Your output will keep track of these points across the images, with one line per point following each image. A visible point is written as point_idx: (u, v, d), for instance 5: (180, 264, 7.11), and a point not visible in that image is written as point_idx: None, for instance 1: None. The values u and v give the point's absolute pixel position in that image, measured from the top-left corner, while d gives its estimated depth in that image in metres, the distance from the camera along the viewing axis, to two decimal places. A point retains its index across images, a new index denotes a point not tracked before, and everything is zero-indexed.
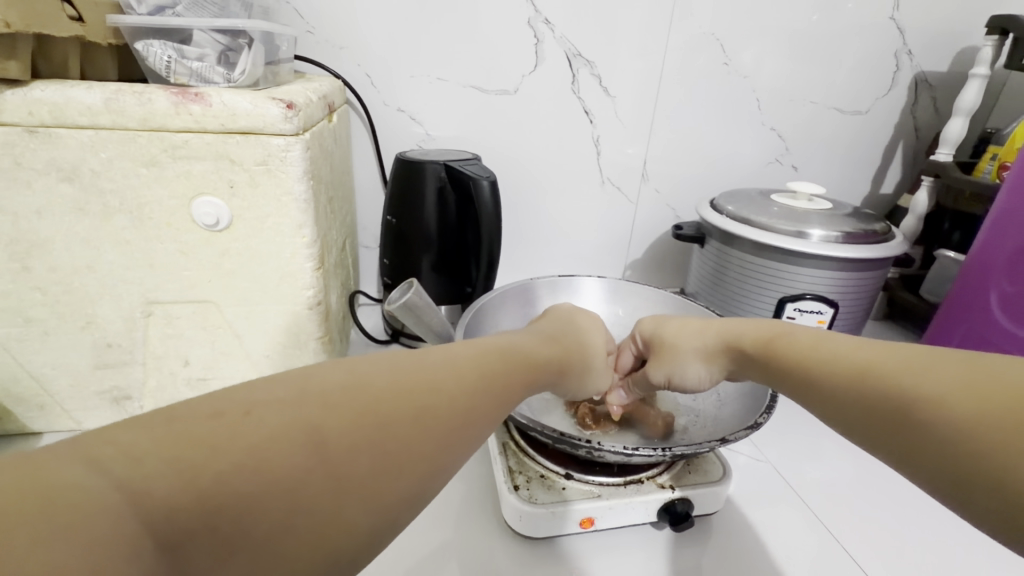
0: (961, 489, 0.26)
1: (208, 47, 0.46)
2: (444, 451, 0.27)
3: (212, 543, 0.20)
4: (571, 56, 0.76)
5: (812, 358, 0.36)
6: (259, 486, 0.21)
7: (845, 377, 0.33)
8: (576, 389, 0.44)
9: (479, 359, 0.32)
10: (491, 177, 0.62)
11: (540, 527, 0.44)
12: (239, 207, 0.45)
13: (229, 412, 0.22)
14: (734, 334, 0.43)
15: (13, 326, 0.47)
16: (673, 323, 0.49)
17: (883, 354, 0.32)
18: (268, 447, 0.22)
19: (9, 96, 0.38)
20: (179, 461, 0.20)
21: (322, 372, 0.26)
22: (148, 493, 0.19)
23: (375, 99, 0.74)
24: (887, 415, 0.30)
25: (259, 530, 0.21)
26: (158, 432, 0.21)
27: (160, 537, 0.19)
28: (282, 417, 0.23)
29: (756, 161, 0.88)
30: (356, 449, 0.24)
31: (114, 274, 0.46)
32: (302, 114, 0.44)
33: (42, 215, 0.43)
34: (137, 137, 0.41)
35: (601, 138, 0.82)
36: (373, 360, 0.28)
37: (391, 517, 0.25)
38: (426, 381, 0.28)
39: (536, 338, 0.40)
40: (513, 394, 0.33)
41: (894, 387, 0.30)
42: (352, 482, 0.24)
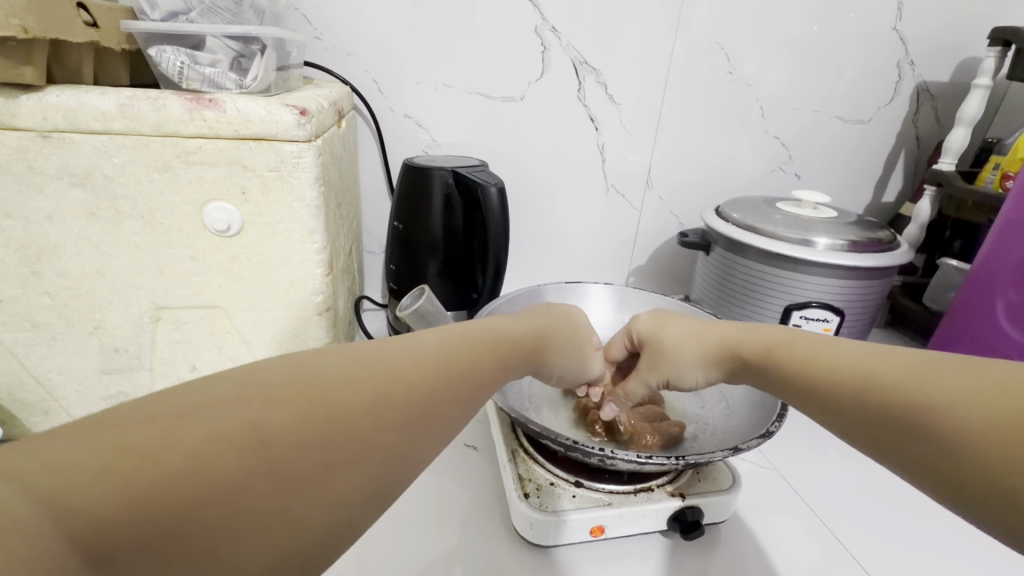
0: (963, 497, 0.27)
1: (221, 53, 0.46)
2: (406, 442, 0.27)
3: (150, 553, 0.19)
4: (577, 63, 0.76)
5: (809, 367, 0.35)
6: (198, 490, 0.21)
7: (845, 384, 0.33)
8: (560, 366, 0.43)
9: (440, 346, 0.32)
10: (499, 183, 0.62)
11: (551, 535, 0.44)
12: (251, 213, 0.45)
13: (162, 416, 0.22)
14: (731, 344, 0.42)
15: (20, 331, 0.46)
16: (671, 323, 0.48)
17: (886, 359, 0.32)
18: (208, 448, 0.21)
19: (24, 102, 0.38)
20: (108, 469, 0.20)
21: (267, 369, 0.26)
22: (75, 507, 0.18)
23: (382, 105, 0.74)
24: (885, 417, 0.30)
25: (201, 538, 0.20)
26: (86, 442, 0.20)
27: (94, 551, 0.18)
28: (223, 418, 0.23)
29: (760, 169, 0.88)
30: (305, 444, 0.24)
31: (123, 279, 0.46)
32: (315, 120, 0.44)
33: (54, 220, 0.43)
34: (150, 143, 0.41)
35: (605, 145, 0.82)
36: (324, 355, 0.28)
37: (350, 512, 0.24)
38: (380, 372, 0.28)
39: (508, 318, 0.39)
40: (482, 379, 0.33)
41: (893, 393, 0.30)
42: (306, 478, 0.23)
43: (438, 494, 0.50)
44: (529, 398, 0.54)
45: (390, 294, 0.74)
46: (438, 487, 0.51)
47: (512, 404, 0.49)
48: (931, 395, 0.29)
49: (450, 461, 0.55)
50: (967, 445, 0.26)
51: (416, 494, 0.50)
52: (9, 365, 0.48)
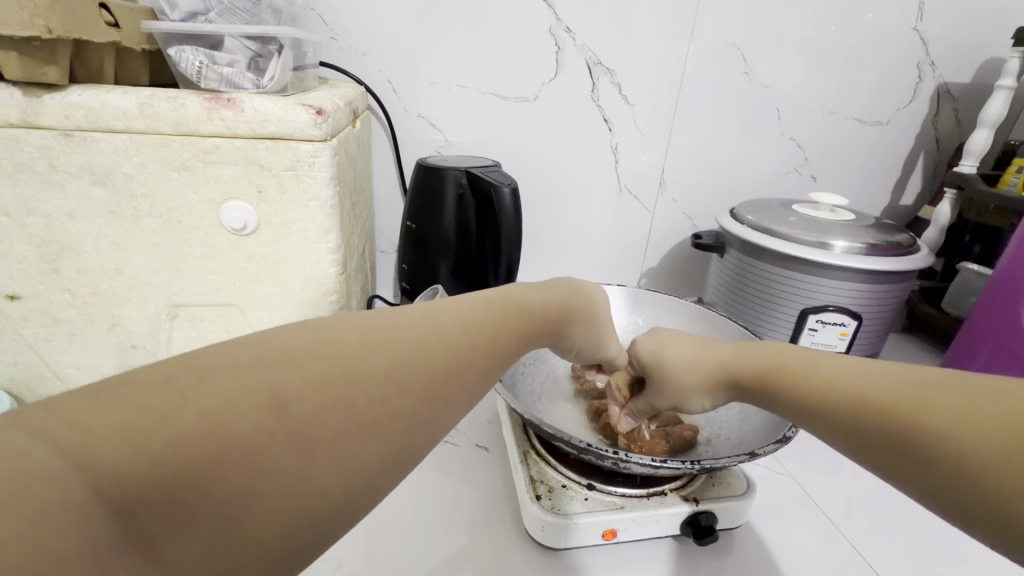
0: (972, 519, 0.26)
1: (238, 52, 0.46)
2: (426, 412, 0.26)
3: (172, 511, 0.18)
4: (591, 64, 0.76)
5: (809, 389, 0.34)
6: (216, 451, 0.19)
7: (846, 403, 0.32)
8: (580, 338, 0.40)
9: (461, 317, 0.30)
10: (512, 184, 0.62)
11: (563, 538, 0.43)
12: (267, 212, 0.45)
13: (180, 375, 0.20)
14: (728, 367, 0.40)
15: (41, 327, 0.47)
16: (672, 342, 0.45)
17: (880, 376, 0.31)
18: (225, 410, 0.20)
19: (47, 100, 0.39)
20: (127, 424, 0.18)
21: (284, 332, 0.24)
22: (97, 461, 0.17)
23: (396, 105, 0.74)
24: (888, 445, 0.30)
25: (221, 499, 0.19)
26: (102, 398, 0.19)
27: (114, 504, 0.17)
28: (241, 379, 0.21)
29: (775, 171, 0.87)
30: (323, 410, 0.22)
31: (142, 276, 0.46)
32: (331, 119, 0.44)
33: (74, 218, 0.43)
34: (170, 142, 0.41)
35: (618, 146, 0.82)
36: (344, 320, 0.26)
37: (368, 478, 0.23)
38: (399, 341, 0.26)
39: (528, 285, 0.36)
40: (504, 351, 0.31)
41: (897, 417, 0.29)
42: (323, 443, 0.22)
43: (448, 494, 0.50)
44: (541, 396, 0.54)
45: (403, 294, 0.74)
46: (448, 487, 0.51)
47: (525, 406, 0.49)
48: (932, 417, 0.28)
49: (461, 461, 0.55)
50: (970, 472, 0.26)
51: (427, 494, 0.50)
52: (29, 360, 0.48)
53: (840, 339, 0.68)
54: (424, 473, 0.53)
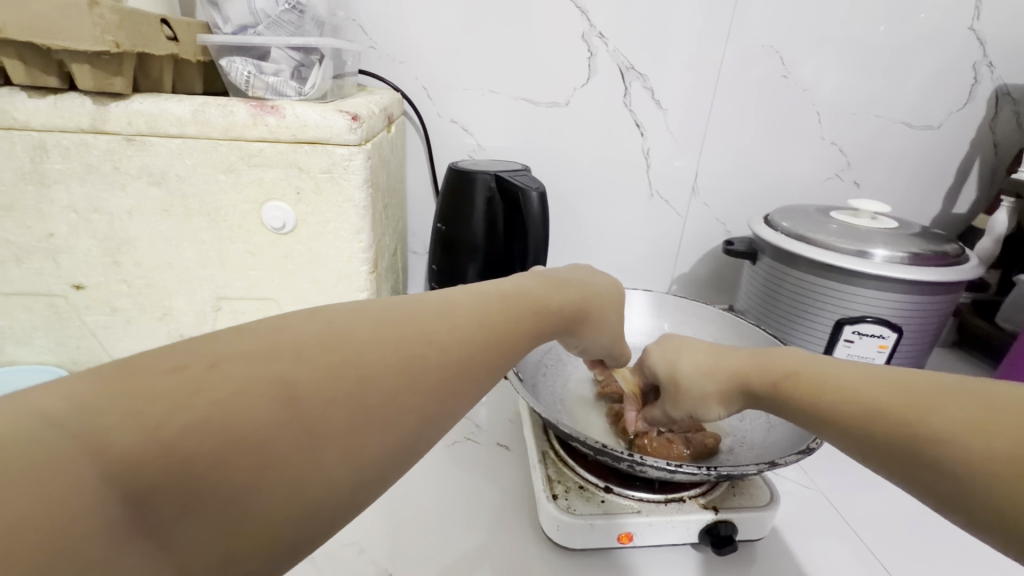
0: (971, 521, 0.26)
1: (284, 62, 0.50)
2: (434, 406, 0.27)
3: (179, 500, 0.19)
4: (624, 69, 0.76)
5: (818, 397, 0.33)
6: (226, 440, 0.20)
7: (855, 413, 0.31)
8: (589, 339, 0.40)
9: (473, 312, 0.30)
10: (540, 188, 0.63)
11: (578, 538, 0.43)
12: (304, 212, 0.48)
13: (192, 364, 0.21)
14: (743, 374, 0.39)
15: (101, 315, 0.51)
16: (686, 355, 0.44)
17: (890, 384, 0.31)
18: (235, 400, 0.21)
19: (112, 108, 0.43)
20: (140, 412, 0.19)
21: (295, 324, 0.25)
22: (109, 446, 0.18)
23: (431, 110, 0.77)
24: (903, 455, 0.28)
25: (228, 490, 0.20)
26: (117, 385, 0.20)
27: (126, 490, 0.18)
28: (252, 371, 0.22)
29: (816, 177, 0.85)
30: (331, 402, 0.23)
31: (190, 271, 0.50)
32: (365, 125, 0.46)
33: (133, 215, 0.47)
34: (218, 146, 0.45)
35: (651, 150, 0.82)
36: (356, 314, 0.27)
37: (374, 469, 0.24)
38: (408, 335, 0.27)
39: (545, 282, 0.36)
40: (515, 347, 0.32)
41: (902, 423, 0.29)
42: (330, 435, 0.23)
43: (468, 491, 0.51)
44: (561, 397, 0.54)
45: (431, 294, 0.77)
46: (469, 484, 0.52)
47: (545, 407, 0.49)
48: (944, 428, 0.27)
49: (483, 459, 0.56)
50: (971, 476, 0.26)
51: (448, 490, 0.51)
52: (90, 345, 0.53)
53: (878, 351, 0.65)
54: (444, 469, 0.54)
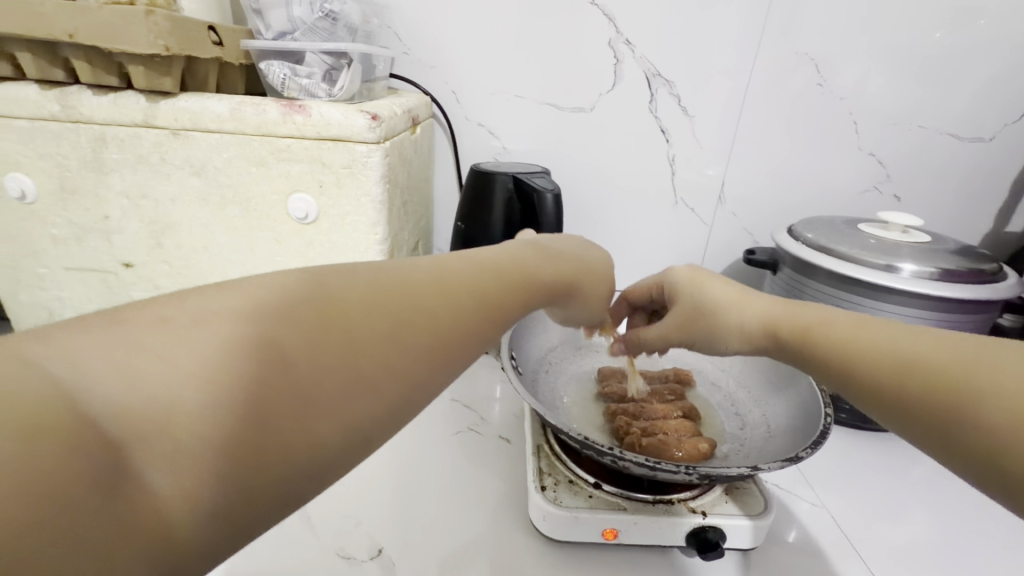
0: (990, 484, 0.27)
1: (317, 66, 0.54)
2: (425, 371, 0.27)
3: (168, 451, 0.19)
4: (650, 76, 0.77)
5: (853, 354, 0.34)
6: (215, 395, 0.21)
7: (889, 371, 0.32)
8: (576, 311, 0.42)
9: (466, 280, 0.31)
10: (555, 190, 0.65)
11: (563, 530, 0.44)
12: (326, 205, 0.51)
13: (177, 321, 0.22)
14: (770, 319, 0.40)
15: (145, 292, 0.57)
16: (711, 279, 0.45)
17: (932, 346, 0.31)
18: (223, 356, 0.22)
19: (162, 106, 0.48)
20: (125, 366, 0.20)
21: (284, 285, 0.26)
22: (95, 397, 0.19)
23: (459, 114, 0.80)
24: (932, 415, 0.29)
25: (219, 442, 0.20)
26: (102, 338, 0.20)
27: (111, 440, 0.19)
28: (238, 329, 0.23)
29: (852, 189, 0.82)
30: (322, 360, 0.24)
31: (223, 255, 0.54)
32: (385, 124, 0.49)
33: (176, 202, 0.52)
34: (251, 141, 0.49)
35: (676, 157, 0.82)
36: (347, 276, 0.27)
37: (365, 429, 0.25)
38: (401, 300, 0.28)
39: (538, 253, 0.37)
40: (504, 319, 0.32)
41: (937, 384, 0.29)
42: (320, 393, 0.24)
43: (467, 479, 0.53)
44: (560, 393, 0.55)
45: None
46: (468, 473, 0.54)
47: (541, 401, 0.50)
48: (980, 391, 0.27)
49: (485, 450, 0.57)
50: (1000, 440, 0.26)
51: (448, 476, 0.53)
52: None
53: None
54: (447, 457, 0.56)
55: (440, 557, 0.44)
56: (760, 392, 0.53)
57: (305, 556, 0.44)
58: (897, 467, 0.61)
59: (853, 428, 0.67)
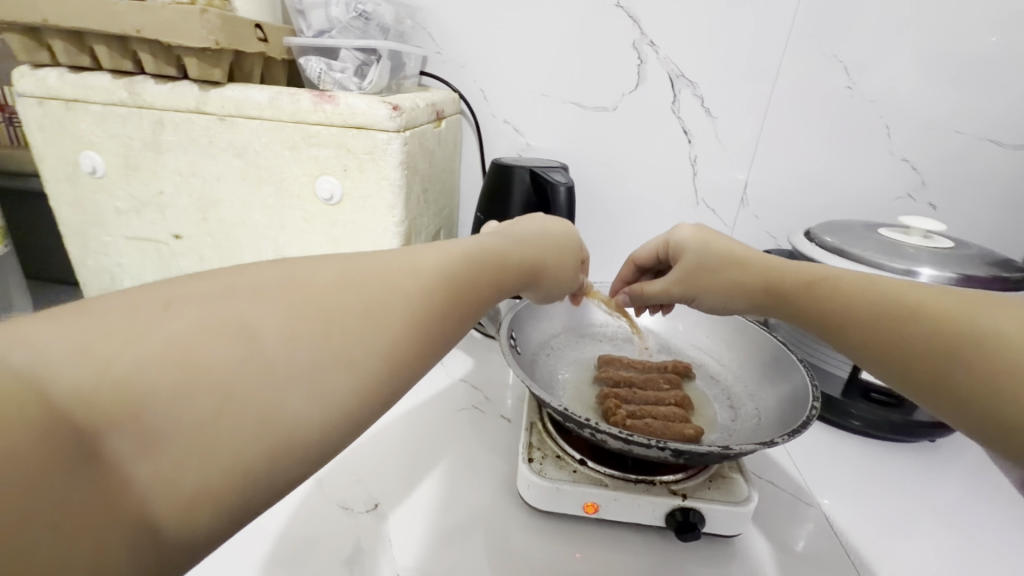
0: (968, 423, 0.32)
1: (350, 61, 0.59)
2: (395, 351, 0.30)
3: (140, 431, 0.21)
4: (673, 77, 0.78)
5: (853, 309, 0.39)
6: (184, 377, 0.23)
7: (886, 325, 0.37)
8: (548, 289, 0.46)
9: (433, 267, 0.34)
10: (569, 183, 0.68)
11: (545, 500, 0.46)
12: (349, 187, 0.56)
13: (147, 307, 0.24)
14: (770, 279, 0.45)
15: (191, 261, 0.63)
16: (716, 240, 0.49)
17: (923, 297, 0.36)
18: (191, 341, 0.24)
19: (212, 94, 0.54)
20: (94, 351, 0.21)
21: (252, 276, 0.28)
22: (65, 380, 0.20)
23: (486, 111, 0.83)
24: (921, 364, 0.34)
25: (189, 421, 0.22)
26: (71, 327, 0.22)
27: (81, 419, 0.20)
28: (206, 315, 0.25)
29: (883, 195, 0.80)
30: (290, 342, 0.26)
31: (259, 231, 0.60)
32: (405, 115, 0.53)
33: (220, 181, 0.58)
34: (286, 127, 0.54)
35: (698, 158, 0.82)
36: (314, 266, 0.30)
37: (338, 407, 0.27)
38: (370, 288, 0.30)
39: (505, 241, 0.41)
40: (471, 304, 0.35)
41: (928, 336, 0.34)
42: (290, 373, 0.26)
43: (464, 451, 0.56)
44: (558, 374, 0.57)
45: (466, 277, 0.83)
46: (467, 446, 0.57)
47: (537, 381, 0.53)
48: (965, 341, 0.32)
49: (485, 427, 0.60)
50: (980, 385, 0.31)
51: (448, 447, 0.56)
52: None
53: None
54: (449, 430, 0.59)
55: (429, 516, 0.47)
56: (754, 386, 0.55)
57: (308, 505, 0.48)
58: (907, 477, 0.59)
59: (865, 436, 0.64)
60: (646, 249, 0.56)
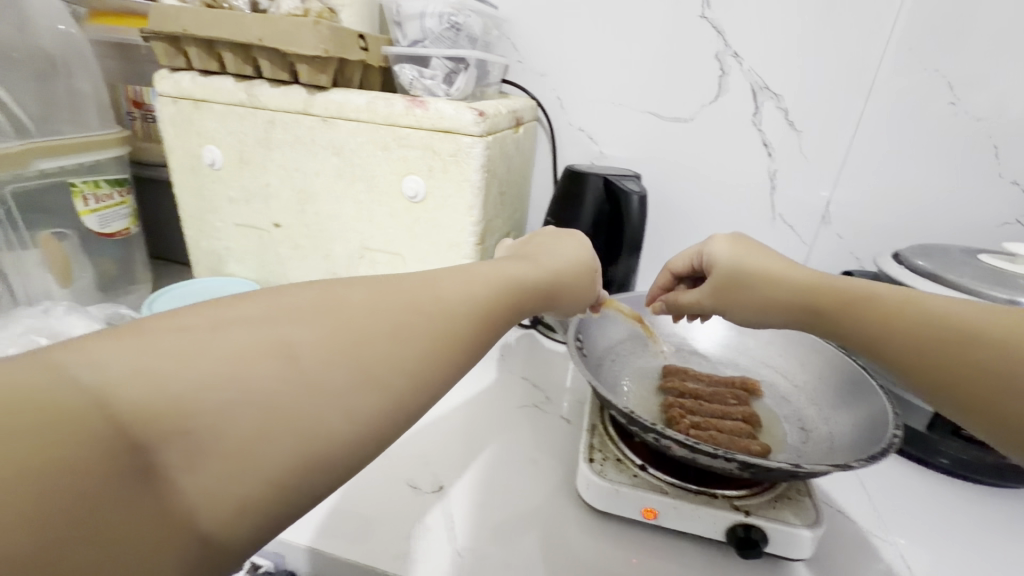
0: None
1: (439, 69, 0.63)
2: (429, 370, 0.29)
3: (186, 448, 0.22)
4: (757, 88, 0.76)
5: (904, 328, 0.37)
6: (230, 395, 0.23)
7: (943, 342, 0.35)
8: (566, 309, 0.45)
9: (462, 289, 0.33)
10: (642, 193, 0.69)
11: (603, 501, 0.47)
12: (433, 187, 0.59)
13: (196, 325, 0.24)
14: (808, 292, 0.43)
15: (286, 249, 0.69)
16: (751, 254, 0.48)
17: (986, 316, 0.34)
18: (238, 359, 0.24)
19: (318, 98, 0.59)
20: (148, 368, 0.22)
21: (292, 297, 0.28)
22: (119, 396, 0.21)
23: (561, 118, 0.85)
24: (985, 384, 0.33)
25: (233, 438, 0.23)
26: (126, 343, 0.22)
27: (133, 436, 0.21)
28: (251, 333, 0.25)
29: (986, 219, 0.74)
30: (329, 360, 0.26)
31: (348, 224, 0.65)
32: (489, 121, 0.56)
33: (318, 177, 0.63)
34: (380, 129, 0.58)
35: (778, 172, 0.80)
36: (350, 286, 0.30)
37: (374, 425, 0.27)
38: (401, 306, 0.30)
39: (530, 266, 0.40)
40: (500, 325, 0.35)
41: (995, 353, 0.33)
42: (330, 391, 0.26)
43: (524, 447, 0.58)
44: (622, 379, 0.57)
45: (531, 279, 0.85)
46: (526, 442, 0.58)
47: (601, 381, 0.53)
48: None
49: (544, 426, 0.62)
50: None
51: (508, 440, 0.58)
52: (276, 270, 0.71)
53: None
54: (509, 426, 0.61)
55: (487, 504, 0.49)
56: (828, 409, 0.53)
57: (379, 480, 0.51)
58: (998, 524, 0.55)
59: (950, 474, 0.60)
60: (681, 258, 0.56)
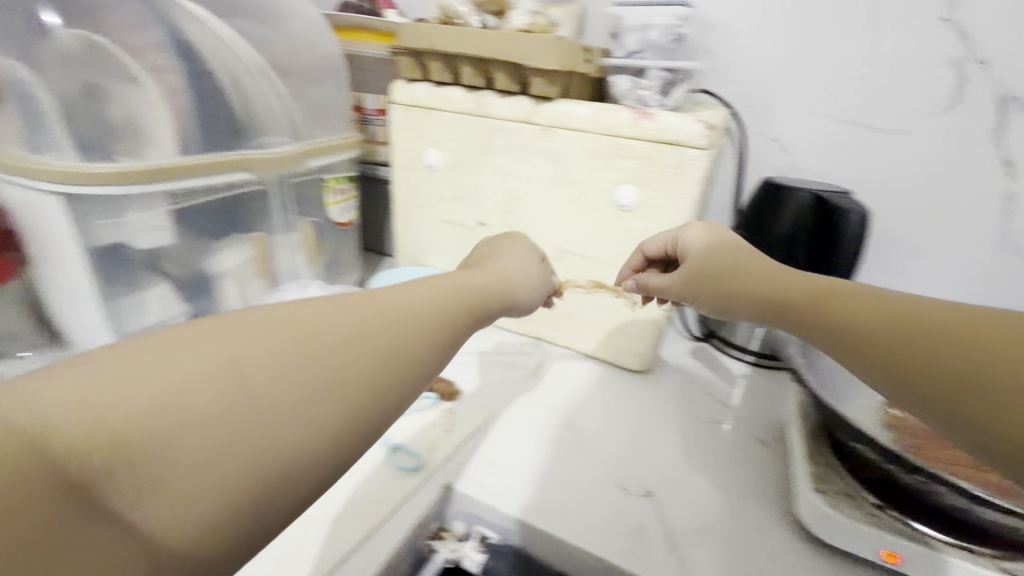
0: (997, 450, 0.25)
1: (655, 80, 0.63)
2: (394, 381, 0.28)
3: (128, 477, 0.20)
4: (1004, 99, 0.68)
5: (851, 314, 0.34)
6: (178, 421, 0.21)
7: (878, 323, 0.32)
8: (519, 305, 0.46)
9: (423, 299, 0.32)
10: (861, 211, 0.65)
11: (837, 534, 0.45)
12: (647, 197, 0.61)
13: (147, 348, 0.23)
14: (764, 290, 0.41)
15: (486, 246, 0.75)
16: (688, 238, 0.51)
17: (915, 302, 0.32)
18: (190, 380, 0.22)
19: (543, 109, 0.63)
20: (85, 400, 0.20)
21: (247, 317, 0.26)
22: (49, 429, 0.19)
23: (753, 127, 0.82)
24: (894, 362, 0.30)
25: (178, 465, 0.21)
26: (62, 377, 0.20)
27: (68, 470, 0.19)
28: (202, 351, 0.23)
29: None
30: (280, 373, 0.24)
31: (551, 227, 0.68)
32: (715, 133, 0.56)
33: (529, 182, 0.67)
34: (601, 139, 0.61)
35: (1017, 193, 0.70)
36: (305, 301, 0.28)
37: (335, 441, 0.25)
38: (350, 321, 0.28)
39: (483, 276, 0.40)
40: (457, 332, 0.33)
41: (897, 331, 0.31)
42: (288, 407, 0.24)
43: (723, 463, 0.57)
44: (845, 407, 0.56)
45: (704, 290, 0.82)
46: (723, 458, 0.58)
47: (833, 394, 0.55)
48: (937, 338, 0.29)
49: (739, 444, 0.60)
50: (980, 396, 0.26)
51: (705, 454, 0.58)
52: None
53: None
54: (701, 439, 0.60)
55: (697, 516, 0.50)
56: None
57: (589, 476, 0.53)
58: None
59: None
60: (657, 241, 0.55)
